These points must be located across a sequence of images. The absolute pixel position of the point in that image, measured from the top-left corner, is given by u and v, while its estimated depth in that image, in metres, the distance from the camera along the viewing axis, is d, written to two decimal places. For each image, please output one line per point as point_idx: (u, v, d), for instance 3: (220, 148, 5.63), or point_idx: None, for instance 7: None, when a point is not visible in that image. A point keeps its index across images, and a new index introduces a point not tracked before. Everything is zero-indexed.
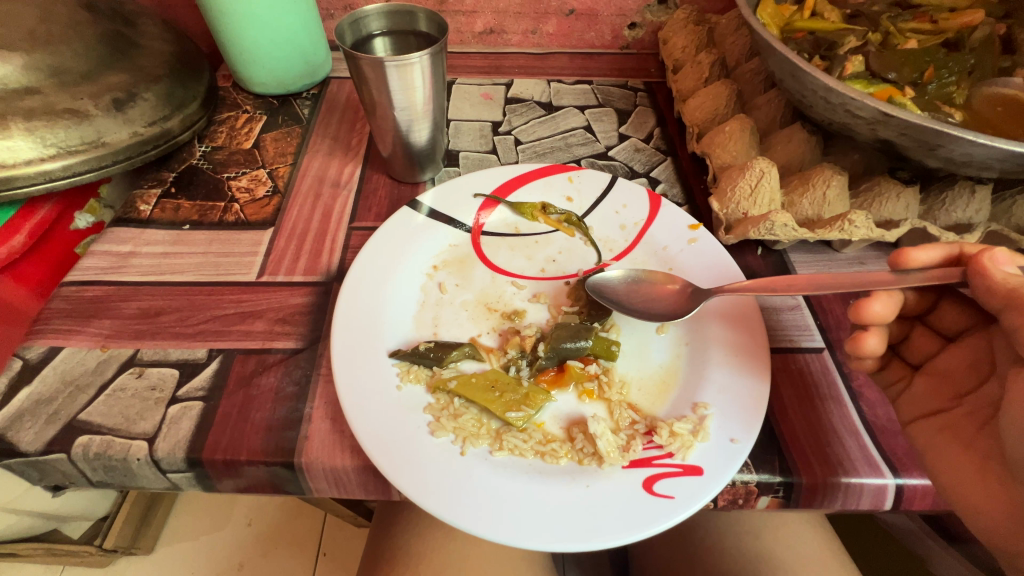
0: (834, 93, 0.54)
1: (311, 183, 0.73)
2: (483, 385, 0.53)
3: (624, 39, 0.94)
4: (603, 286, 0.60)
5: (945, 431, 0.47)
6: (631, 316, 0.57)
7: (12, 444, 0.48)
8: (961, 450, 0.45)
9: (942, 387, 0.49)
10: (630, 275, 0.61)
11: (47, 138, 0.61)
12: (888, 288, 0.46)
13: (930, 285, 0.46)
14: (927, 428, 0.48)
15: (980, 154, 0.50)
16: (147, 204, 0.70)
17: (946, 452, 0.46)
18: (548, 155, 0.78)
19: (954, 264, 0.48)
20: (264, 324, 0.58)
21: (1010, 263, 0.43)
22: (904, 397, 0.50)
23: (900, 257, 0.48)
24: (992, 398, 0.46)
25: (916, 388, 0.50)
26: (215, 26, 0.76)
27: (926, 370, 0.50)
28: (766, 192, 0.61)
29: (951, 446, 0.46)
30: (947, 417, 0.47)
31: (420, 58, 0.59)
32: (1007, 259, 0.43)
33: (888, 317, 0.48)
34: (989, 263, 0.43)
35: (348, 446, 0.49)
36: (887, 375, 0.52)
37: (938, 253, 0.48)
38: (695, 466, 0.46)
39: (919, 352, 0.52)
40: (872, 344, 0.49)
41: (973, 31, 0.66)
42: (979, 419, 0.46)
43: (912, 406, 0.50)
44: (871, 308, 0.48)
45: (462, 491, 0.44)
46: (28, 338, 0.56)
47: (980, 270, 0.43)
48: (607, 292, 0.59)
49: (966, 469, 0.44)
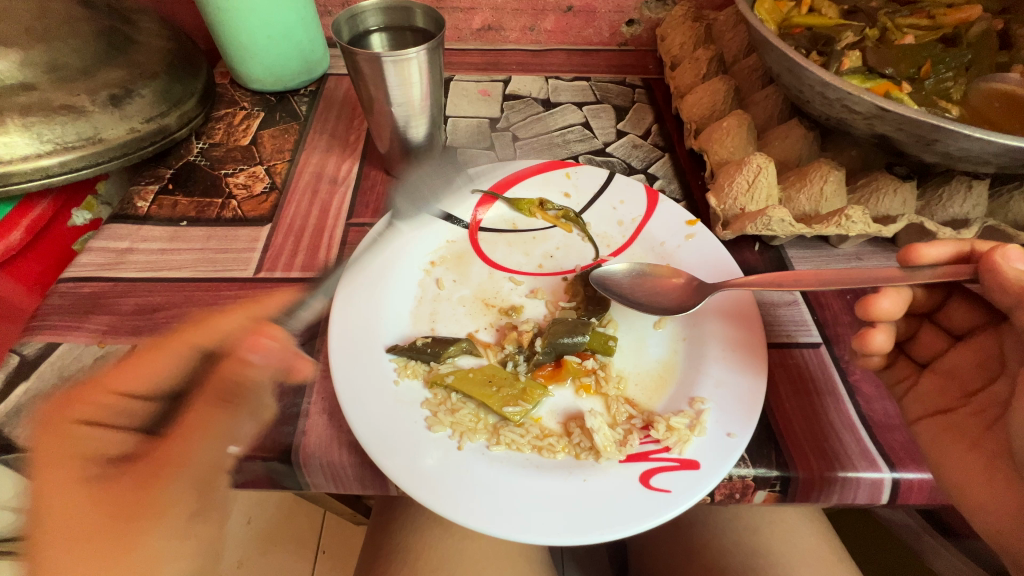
0: (831, 89, 0.54)
1: (309, 179, 0.73)
2: (480, 380, 0.53)
3: (623, 36, 0.94)
4: (607, 280, 0.60)
5: (950, 430, 0.48)
6: (633, 310, 0.58)
7: (9, 439, 0.48)
8: (968, 448, 0.46)
9: (950, 386, 0.50)
10: (635, 269, 0.61)
11: (43, 133, 0.61)
12: (897, 286, 0.48)
13: (941, 281, 0.45)
14: (933, 426, 0.49)
15: (975, 149, 0.50)
16: (145, 200, 0.70)
17: (953, 450, 0.47)
18: (546, 151, 0.78)
19: (965, 262, 0.48)
20: (262, 319, 0.58)
21: (1022, 260, 0.43)
22: (911, 395, 0.52)
23: (911, 252, 0.49)
24: (1000, 398, 0.47)
25: (924, 387, 0.51)
26: (212, 23, 0.75)
27: (935, 368, 0.52)
28: (763, 188, 0.61)
29: (957, 444, 0.47)
30: (953, 416, 0.48)
31: (416, 54, 0.59)
32: (1020, 255, 0.43)
33: (895, 314, 0.49)
34: (1000, 260, 0.43)
35: (345, 441, 0.50)
36: (893, 372, 0.54)
37: (949, 249, 0.48)
38: (692, 460, 0.46)
39: (926, 351, 0.53)
40: (880, 340, 0.49)
41: (971, 26, 0.66)
42: (985, 420, 0.47)
43: (918, 404, 0.51)
44: (879, 304, 0.49)
45: (459, 484, 0.45)
46: (25, 333, 0.56)
47: (991, 267, 0.43)
48: (611, 287, 0.60)
49: (973, 467, 0.45)
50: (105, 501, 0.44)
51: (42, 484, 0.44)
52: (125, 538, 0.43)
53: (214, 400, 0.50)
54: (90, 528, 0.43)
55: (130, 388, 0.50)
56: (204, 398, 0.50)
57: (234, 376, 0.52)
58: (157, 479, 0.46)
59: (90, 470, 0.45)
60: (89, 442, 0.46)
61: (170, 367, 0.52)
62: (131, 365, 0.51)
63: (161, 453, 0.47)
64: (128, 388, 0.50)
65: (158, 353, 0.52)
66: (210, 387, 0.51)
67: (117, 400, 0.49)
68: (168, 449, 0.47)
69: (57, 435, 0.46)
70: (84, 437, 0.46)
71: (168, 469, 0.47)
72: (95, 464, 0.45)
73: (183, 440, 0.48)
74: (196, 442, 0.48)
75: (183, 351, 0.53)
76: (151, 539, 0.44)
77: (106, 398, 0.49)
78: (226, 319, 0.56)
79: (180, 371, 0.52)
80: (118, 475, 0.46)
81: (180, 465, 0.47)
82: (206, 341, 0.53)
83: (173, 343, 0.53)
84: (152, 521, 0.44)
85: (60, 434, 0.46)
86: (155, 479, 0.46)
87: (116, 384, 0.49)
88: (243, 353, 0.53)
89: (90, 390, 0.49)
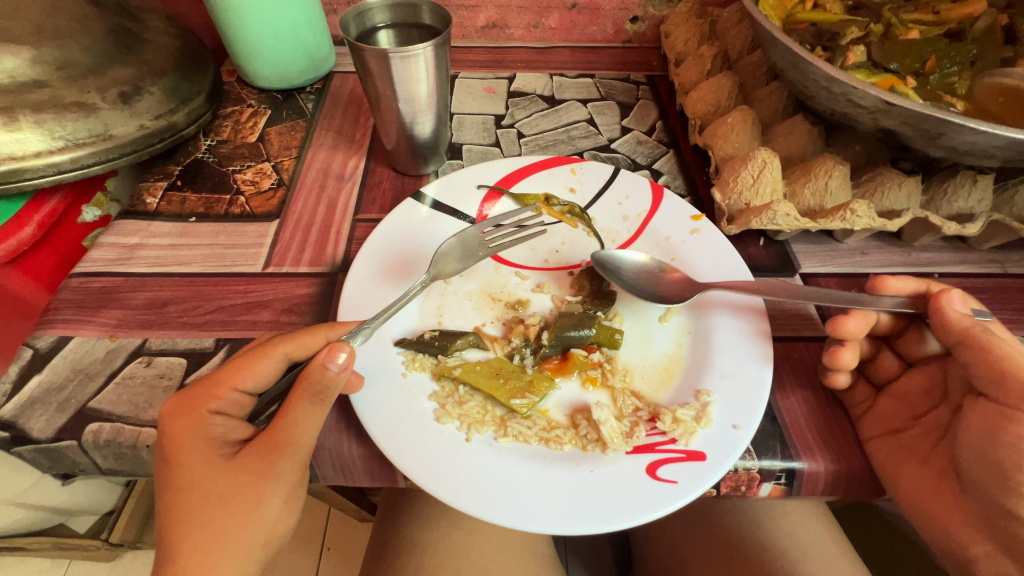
0: (836, 83, 0.54)
1: (316, 176, 0.74)
2: (488, 372, 0.54)
3: (626, 33, 0.95)
4: (612, 267, 0.59)
5: (901, 450, 0.48)
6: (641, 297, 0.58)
7: (24, 431, 0.49)
8: (921, 467, 0.47)
9: (902, 409, 0.50)
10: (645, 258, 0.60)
11: (55, 130, 0.62)
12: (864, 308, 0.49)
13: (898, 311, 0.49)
14: (885, 446, 0.49)
15: (981, 142, 0.50)
16: (154, 197, 0.70)
17: (909, 467, 0.47)
18: (551, 148, 0.79)
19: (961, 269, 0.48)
20: (271, 314, 0.59)
21: (962, 305, 0.47)
22: (869, 415, 0.50)
23: (877, 283, 0.51)
24: (943, 421, 0.48)
25: (881, 407, 0.50)
26: (220, 21, 0.76)
27: (890, 391, 0.51)
28: (768, 183, 0.61)
29: (910, 463, 0.47)
30: (905, 436, 0.49)
31: (424, 50, 0.59)
32: (960, 301, 0.47)
33: (859, 334, 0.50)
34: (946, 303, 0.47)
35: (354, 434, 0.50)
36: (853, 394, 0.52)
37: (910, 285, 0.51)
38: (698, 452, 0.46)
39: (883, 373, 0.53)
40: (847, 358, 0.50)
41: (975, 22, 0.66)
42: (930, 440, 0.48)
43: (875, 422, 0.50)
44: (846, 324, 0.50)
45: (468, 475, 0.45)
46: (39, 327, 0.57)
47: (937, 309, 0.47)
48: (612, 269, 0.59)
49: (924, 485, 0.47)
50: (229, 475, 0.43)
51: (179, 459, 0.43)
52: (248, 507, 0.43)
53: (308, 400, 0.43)
54: (224, 494, 0.42)
55: (251, 385, 0.46)
56: (299, 399, 0.43)
57: (320, 380, 0.43)
58: (273, 461, 0.43)
59: (221, 453, 0.44)
60: (214, 428, 0.44)
61: (272, 368, 0.47)
62: (240, 362, 0.46)
63: (274, 436, 0.44)
64: (246, 385, 0.46)
65: (256, 358, 0.46)
66: (300, 387, 0.43)
67: (237, 395, 0.46)
68: (277, 433, 0.43)
69: (191, 416, 0.44)
70: (216, 424, 0.44)
71: (281, 452, 0.44)
72: (225, 444, 0.45)
73: (293, 429, 0.44)
74: (307, 432, 0.44)
75: (279, 359, 0.46)
76: (269, 509, 0.44)
77: (228, 393, 0.45)
78: (318, 333, 0.48)
79: (277, 372, 0.47)
80: (245, 454, 0.44)
81: (290, 450, 0.44)
82: (303, 352, 0.47)
83: (272, 349, 0.46)
84: (271, 489, 0.43)
85: (194, 417, 0.44)
86: (269, 462, 0.43)
87: (235, 379, 0.45)
88: (324, 362, 0.43)
89: (219, 384, 0.45)
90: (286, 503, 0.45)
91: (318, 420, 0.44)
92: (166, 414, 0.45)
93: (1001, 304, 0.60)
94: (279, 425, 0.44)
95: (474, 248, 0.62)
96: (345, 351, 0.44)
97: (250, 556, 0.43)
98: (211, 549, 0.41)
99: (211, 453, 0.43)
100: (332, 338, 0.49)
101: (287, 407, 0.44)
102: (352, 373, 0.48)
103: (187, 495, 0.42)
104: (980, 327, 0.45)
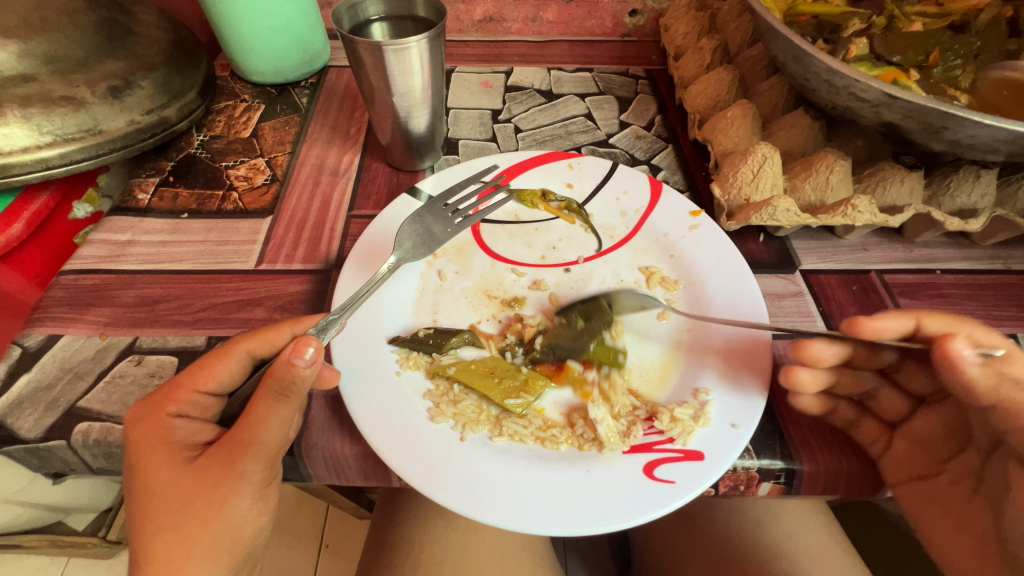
0: (837, 76, 0.53)
1: (310, 171, 0.73)
2: (483, 371, 0.53)
3: (625, 26, 0.94)
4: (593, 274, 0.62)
5: (932, 499, 0.47)
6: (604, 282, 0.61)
7: (12, 430, 0.48)
8: (954, 523, 0.46)
9: (924, 453, 0.48)
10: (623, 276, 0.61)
11: (43, 125, 0.61)
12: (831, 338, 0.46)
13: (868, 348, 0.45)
14: (913, 495, 0.48)
15: (984, 136, 0.49)
16: (145, 193, 0.69)
17: (939, 522, 0.47)
18: (548, 143, 0.78)
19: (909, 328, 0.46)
20: (264, 311, 0.58)
21: (970, 351, 0.42)
22: (886, 459, 0.48)
23: (854, 324, 0.47)
24: (972, 467, 0.46)
25: (897, 450, 0.48)
26: (211, 12, 0.75)
27: (904, 432, 0.49)
28: (768, 178, 0.60)
29: (943, 518, 0.47)
30: (932, 485, 0.47)
31: (417, 42, 0.58)
32: (965, 344, 0.42)
33: (823, 361, 0.48)
34: (960, 361, 0.41)
35: (348, 434, 0.49)
36: (864, 434, 0.49)
37: (894, 322, 0.46)
38: (696, 451, 0.46)
39: (892, 411, 0.50)
40: (802, 378, 0.48)
41: (980, 13, 0.65)
42: (963, 489, 0.46)
43: (897, 468, 0.48)
44: (810, 348, 0.48)
45: (461, 479, 0.44)
46: (28, 326, 0.56)
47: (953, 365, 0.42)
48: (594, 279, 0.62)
49: (959, 538, 0.46)
50: (195, 476, 0.42)
51: (151, 464, 0.43)
52: (213, 507, 0.42)
53: (273, 398, 0.42)
54: (185, 495, 0.42)
55: (214, 386, 0.46)
56: (263, 397, 0.42)
57: (285, 377, 0.41)
58: (235, 462, 0.42)
59: (183, 456, 0.43)
60: (176, 431, 0.44)
61: (238, 367, 0.46)
62: (202, 363, 0.46)
63: (239, 435, 0.42)
64: (209, 387, 0.46)
65: (219, 358, 0.46)
66: (265, 385, 0.42)
67: (201, 397, 0.46)
68: (241, 432, 0.42)
69: (163, 419, 0.44)
70: (178, 427, 0.44)
71: (245, 451, 0.42)
72: (188, 447, 0.44)
73: (258, 428, 0.42)
74: (272, 428, 0.42)
75: (242, 358, 0.46)
76: (237, 508, 0.43)
77: (191, 394, 0.45)
78: (283, 328, 0.47)
79: (242, 372, 0.47)
80: (216, 457, 0.43)
81: (255, 448, 0.42)
82: (268, 349, 0.47)
83: (235, 348, 0.46)
84: (249, 492, 0.43)
85: (155, 423, 0.44)
86: (232, 462, 0.42)
87: (198, 381, 0.45)
88: (290, 358, 0.41)
89: (181, 386, 0.45)
90: (256, 502, 0.44)
91: (286, 418, 0.43)
92: (131, 418, 0.45)
93: (1003, 302, 0.60)
94: (244, 423, 0.42)
95: (436, 233, 0.60)
96: (312, 346, 0.42)
97: (220, 557, 0.43)
98: (174, 549, 0.41)
99: (174, 455, 0.43)
100: (298, 333, 0.48)
101: (252, 405, 0.42)
102: (325, 368, 0.46)
103: (152, 499, 0.42)
104: (1005, 381, 0.41)
